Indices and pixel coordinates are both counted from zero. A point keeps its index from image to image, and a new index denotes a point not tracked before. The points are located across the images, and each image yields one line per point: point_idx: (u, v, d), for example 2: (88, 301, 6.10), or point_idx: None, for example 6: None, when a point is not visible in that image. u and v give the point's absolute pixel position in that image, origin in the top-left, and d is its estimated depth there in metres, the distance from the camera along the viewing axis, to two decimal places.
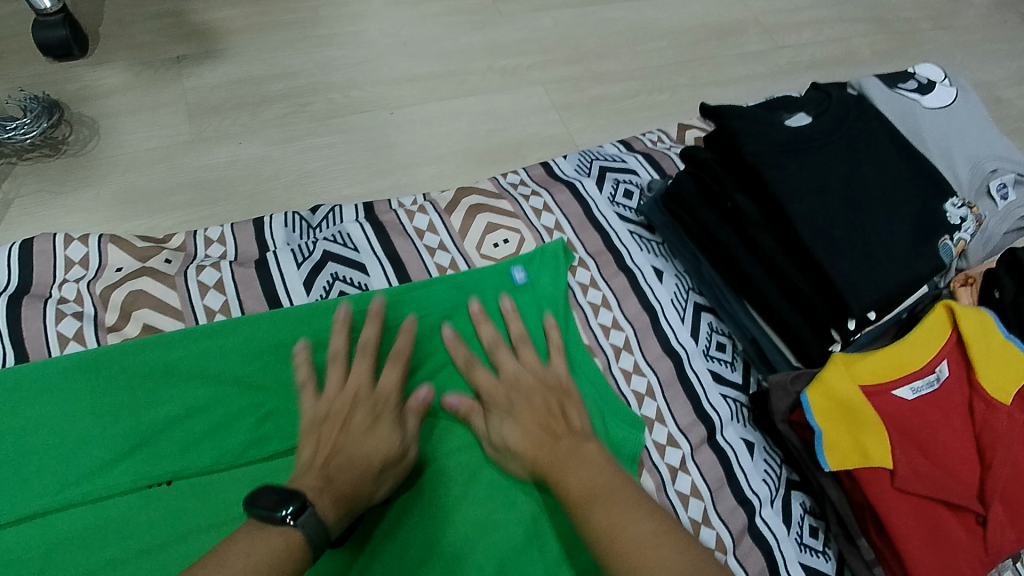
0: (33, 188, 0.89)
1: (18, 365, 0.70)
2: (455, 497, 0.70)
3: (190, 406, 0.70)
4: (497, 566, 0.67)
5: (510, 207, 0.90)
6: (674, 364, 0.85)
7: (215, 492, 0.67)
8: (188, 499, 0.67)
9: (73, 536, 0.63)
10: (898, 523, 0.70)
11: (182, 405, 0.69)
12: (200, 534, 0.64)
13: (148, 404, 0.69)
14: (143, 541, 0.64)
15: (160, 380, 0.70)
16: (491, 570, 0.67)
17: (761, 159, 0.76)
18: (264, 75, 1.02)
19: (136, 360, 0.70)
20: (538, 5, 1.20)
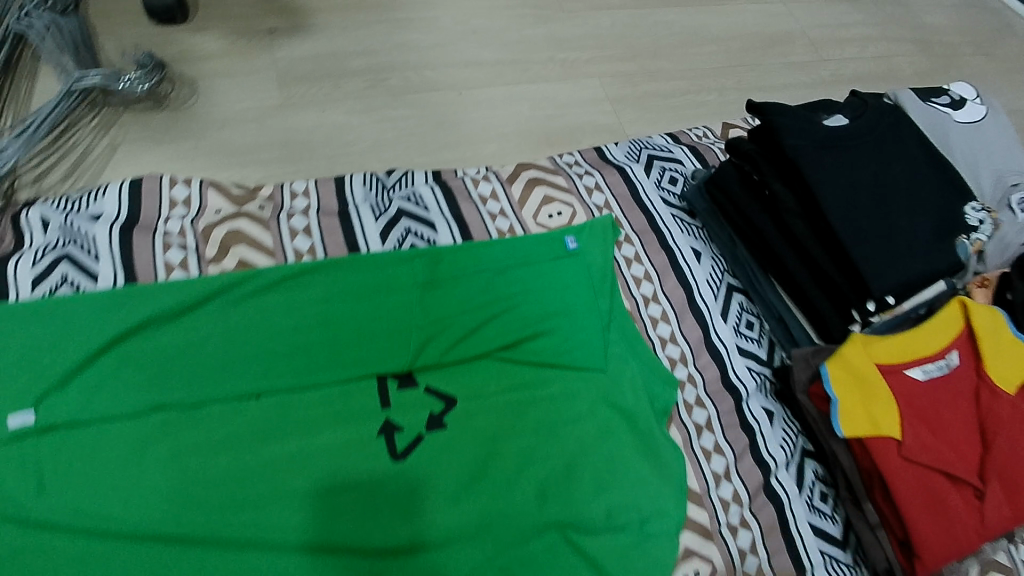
0: (138, 136, 0.99)
1: (132, 288, 0.80)
2: (503, 430, 0.79)
3: (279, 329, 0.79)
4: (538, 491, 0.76)
5: (565, 183, 0.99)
6: (703, 334, 0.93)
7: (293, 407, 0.77)
8: (271, 410, 0.77)
9: (171, 433, 0.75)
10: (902, 488, 0.77)
11: (270, 329, 0.79)
12: (280, 441, 0.75)
13: (242, 328, 0.79)
14: (231, 442, 0.75)
15: (253, 306, 0.80)
16: (533, 494, 0.76)
17: (800, 152, 0.84)
18: (347, 51, 1.12)
19: (234, 289, 0.81)
20: (598, 5, 1.29)
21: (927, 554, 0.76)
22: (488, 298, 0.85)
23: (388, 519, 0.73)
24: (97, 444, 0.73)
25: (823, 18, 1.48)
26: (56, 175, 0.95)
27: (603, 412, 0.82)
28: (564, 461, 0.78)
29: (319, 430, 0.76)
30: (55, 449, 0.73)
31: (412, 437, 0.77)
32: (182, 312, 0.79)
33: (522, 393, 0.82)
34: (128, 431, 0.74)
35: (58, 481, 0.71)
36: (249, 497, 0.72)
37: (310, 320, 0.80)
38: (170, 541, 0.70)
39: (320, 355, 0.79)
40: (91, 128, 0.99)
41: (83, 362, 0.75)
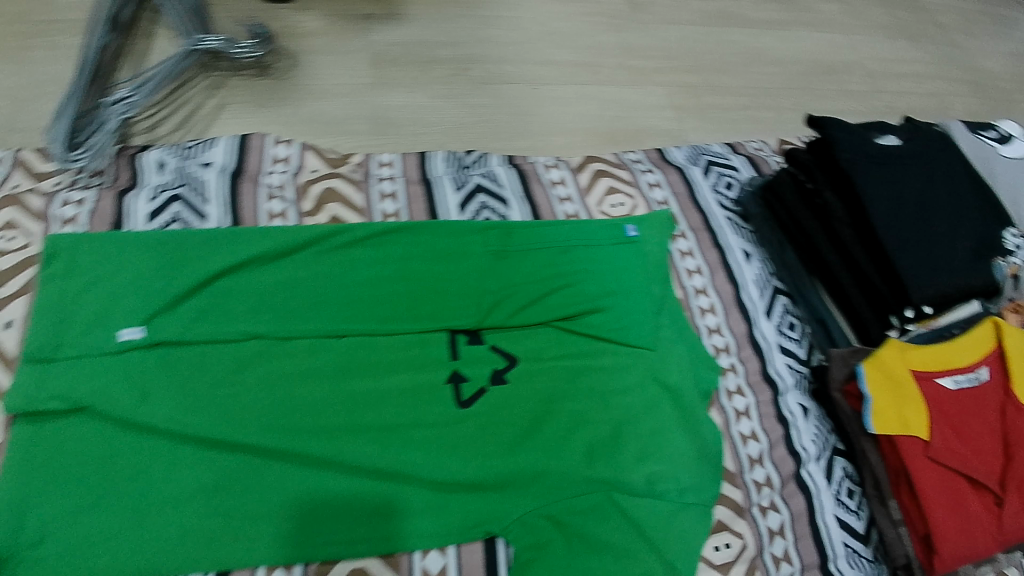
0: (243, 100, 1.09)
1: (236, 229, 0.90)
2: (557, 392, 0.87)
3: (365, 280, 0.88)
4: (587, 450, 0.83)
5: (628, 177, 1.07)
6: (747, 328, 0.99)
7: (372, 350, 0.85)
8: (352, 351, 0.85)
9: (260, 361, 0.83)
10: (927, 485, 0.82)
11: (357, 278, 0.88)
12: (359, 379, 0.84)
13: (332, 274, 0.87)
14: (314, 376, 0.83)
15: (343, 256, 0.89)
16: (582, 452, 0.83)
17: (854, 165, 0.90)
18: (435, 41, 1.21)
19: (327, 239, 0.89)
20: (668, 19, 1.37)
21: (948, 552, 0.79)
22: (553, 271, 0.92)
23: (449, 459, 0.80)
24: (196, 363, 0.82)
25: (882, 51, 1.54)
26: (168, 126, 1.05)
27: (649, 387, 0.89)
28: (610, 428, 0.85)
29: (396, 374, 0.85)
30: (159, 363, 0.81)
31: (475, 389, 0.85)
32: (281, 256, 0.87)
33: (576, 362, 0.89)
34: (224, 354, 0.83)
35: (160, 390, 0.79)
36: (328, 425, 0.80)
37: (393, 275, 0.88)
38: (258, 455, 0.79)
39: (399, 306, 0.87)
40: (201, 88, 1.09)
41: (189, 290, 0.83)
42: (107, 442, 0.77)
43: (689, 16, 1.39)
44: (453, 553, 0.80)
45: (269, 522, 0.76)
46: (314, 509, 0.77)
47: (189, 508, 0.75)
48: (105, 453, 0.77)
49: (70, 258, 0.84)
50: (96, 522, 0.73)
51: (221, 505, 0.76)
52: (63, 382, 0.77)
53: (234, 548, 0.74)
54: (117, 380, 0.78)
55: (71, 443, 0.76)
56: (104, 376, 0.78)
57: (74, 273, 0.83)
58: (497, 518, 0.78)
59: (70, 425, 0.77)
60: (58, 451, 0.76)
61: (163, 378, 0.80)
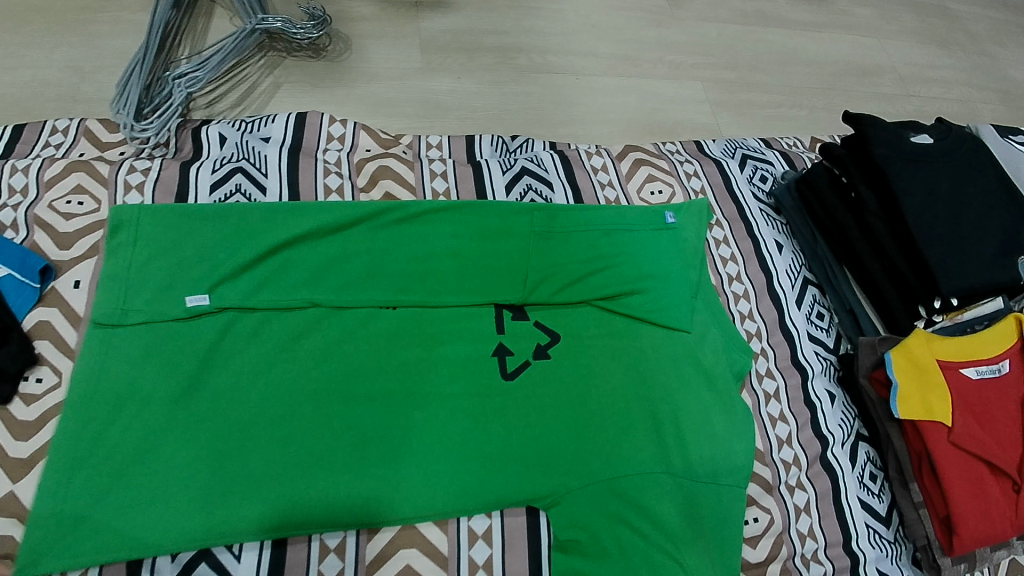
0: (298, 79, 1.13)
1: (295, 203, 0.92)
2: (596, 368, 0.90)
3: (417, 254, 0.91)
4: (625, 423, 0.87)
5: (667, 166, 1.10)
6: (778, 315, 1.03)
7: (423, 322, 0.90)
8: (404, 322, 0.89)
9: (315, 329, 0.86)
10: (949, 469, 0.86)
11: (409, 251, 0.91)
12: (410, 349, 0.88)
13: (385, 247, 0.91)
14: (367, 344, 0.87)
15: (394, 232, 0.92)
16: (620, 425, 0.87)
17: (889, 161, 0.94)
18: (481, 29, 1.25)
19: (379, 215, 0.92)
20: (707, 17, 1.41)
21: (966, 534, 0.84)
22: (594, 253, 0.95)
23: (496, 428, 0.84)
24: (258, 329, 0.85)
25: (914, 57, 1.57)
26: (227, 103, 1.09)
27: (686, 368, 0.92)
28: (648, 405, 0.88)
29: (445, 346, 0.89)
30: (221, 330, 0.83)
31: (520, 362, 0.89)
32: (336, 229, 0.90)
33: (615, 340, 0.93)
34: (284, 322, 0.86)
35: (225, 356, 0.83)
36: (382, 391, 0.84)
37: (442, 250, 0.92)
38: (309, 418, 0.81)
39: (448, 280, 0.91)
40: (259, 67, 1.13)
41: (251, 260, 0.86)
42: (166, 400, 0.78)
43: (726, 15, 1.43)
44: (496, 516, 0.84)
45: (324, 484, 0.78)
46: (368, 474, 0.79)
47: (247, 469, 0.76)
48: (162, 412, 0.78)
49: (134, 227, 0.85)
50: (156, 481, 0.74)
51: (278, 466, 0.78)
52: (133, 347, 0.80)
53: (291, 507, 0.76)
54: (185, 346, 0.82)
55: (131, 404, 0.78)
56: (172, 343, 0.81)
57: (138, 241, 0.85)
58: (536, 493, 0.81)
59: (128, 385, 0.79)
60: (117, 411, 0.77)
61: (226, 344, 0.83)
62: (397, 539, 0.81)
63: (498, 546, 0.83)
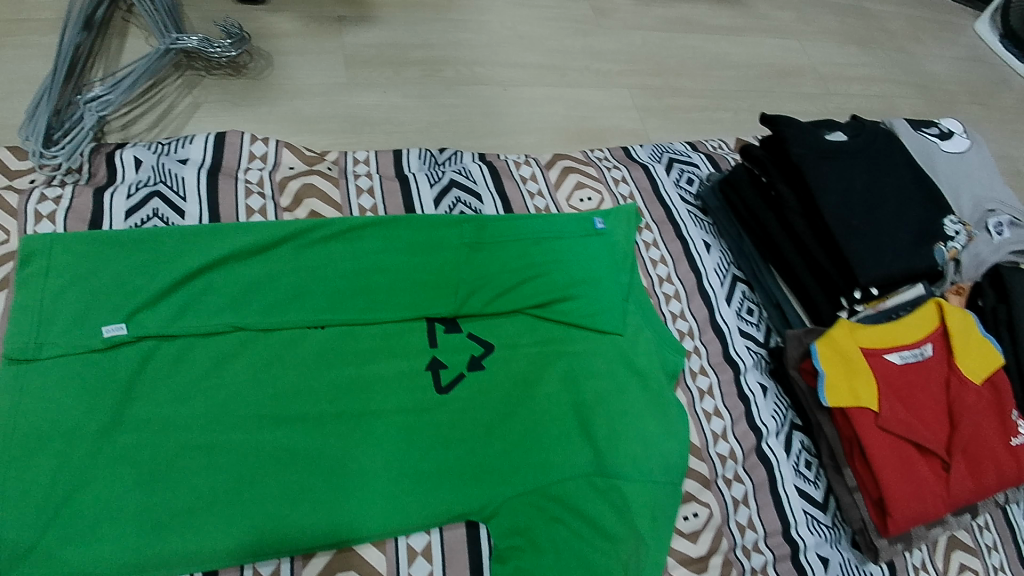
0: (218, 98, 1.11)
1: (216, 225, 0.90)
2: (532, 374, 0.91)
3: (343, 271, 0.90)
4: (561, 430, 0.87)
5: (595, 173, 1.11)
6: (709, 312, 1.05)
7: (352, 341, 0.88)
8: (334, 342, 0.87)
9: (239, 354, 0.84)
10: (878, 452, 0.88)
11: (335, 268, 0.90)
12: (339, 369, 0.86)
13: (310, 266, 0.89)
14: (296, 366, 0.85)
15: (320, 250, 0.90)
16: (557, 430, 0.87)
17: (805, 159, 0.97)
18: (408, 43, 1.25)
19: (304, 234, 0.90)
20: (631, 25, 1.43)
21: (899, 514, 0.86)
22: (526, 260, 0.96)
23: (434, 443, 0.84)
24: (182, 355, 0.82)
25: (833, 56, 1.63)
26: (143, 124, 1.06)
27: (622, 371, 0.93)
28: (586, 409, 0.89)
29: (377, 364, 0.87)
30: (141, 360, 0.81)
31: (453, 374, 0.89)
32: (258, 251, 0.88)
33: (548, 348, 0.94)
34: (208, 348, 0.84)
35: (148, 386, 0.80)
36: (312, 412, 0.82)
37: (369, 267, 0.91)
38: (237, 446, 0.78)
39: (378, 295, 0.90)
40: (176, 87, 1.10)
41: (169, 286, 0.83)
42: (84, 437, 0.75)
43: (650, 22, 1.46)
44: (436, 531, 0.83)
45: (256, 513, 0.75)
46: (303, 499, 0.77)
47: (174, 503, 0.74)
48: (81, 449, 0.75)
49: (44, 257, 0.82)
50: (78, 522, 0.71)
51: (207, 497, 0.75)
52: (47, 381, 0.77)
53: (221, 537, 0.73)
54: (102, 377, 0.78)
55: (47, 443, 0.74)
56: (87, 375, 0.78)
57: (50, 271, 0.82)
58: (476, 507, 0.81)
59: (42, 421, 0.75)
60: (31, 450, 0.73)
61: (146, 374, 0.80)
62: (332, 564, 0.79)
63: (439, 563, 0.81)
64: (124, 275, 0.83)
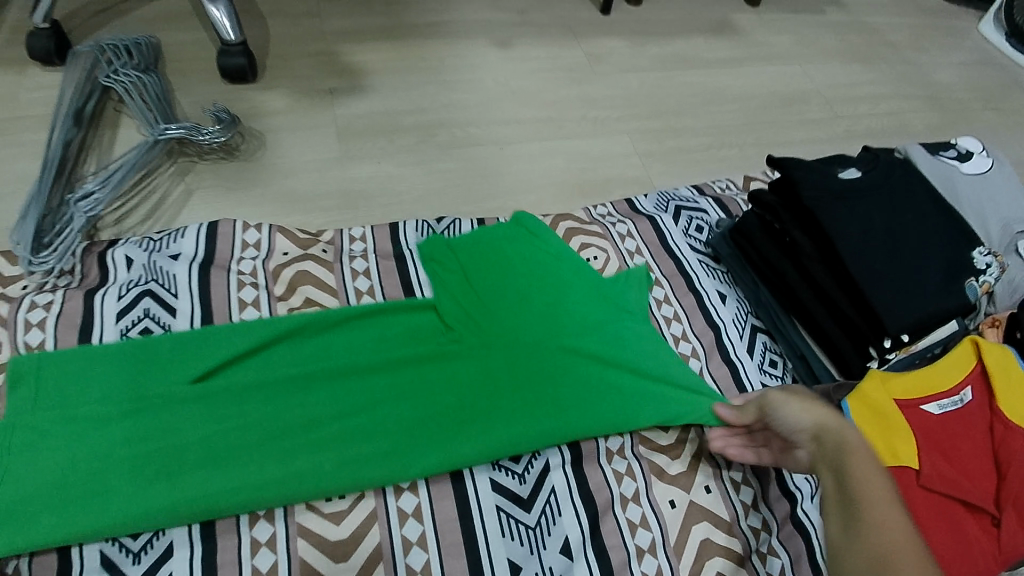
0: (211, 183, 1.10)
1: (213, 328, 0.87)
2: (567, 418, 0.84)
3: (346, 352, 0.87)
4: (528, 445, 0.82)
5: (599, 230, 1.07)
6: (730, 372, 0.97)
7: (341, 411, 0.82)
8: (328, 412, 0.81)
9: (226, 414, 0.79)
10: (920, 515, 0.81)
11: (335, 351, 0.87)
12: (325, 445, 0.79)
13: (313, 350, 0.87)
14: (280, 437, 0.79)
15: (319, 343, 0.87)
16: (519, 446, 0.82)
17: (817, 204, 0.92)
18: (399, 109, 1.23)
19: (309, 327, 0.87)
20: (626, 68, 1.41)
21: None
22: (534, 285, 0.94)
23: (373, 429, 0.81)
24: (205, 409, 0.79)
25: (838, 77, 1.58)
26: (136, 217, 1.05)
27: (645, 391, 0.88)
28: (562, 410, 0.85)
29: (358, 445, 0.79)
30: (164, 421, 0.77)
31: (485, 411, 0.84)
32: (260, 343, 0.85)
33: (562, 344, 0.90)
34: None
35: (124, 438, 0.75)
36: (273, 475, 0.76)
37: (370, 348, 0.88)
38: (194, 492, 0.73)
39: (388, 346, 0.88)
40: (169, 175, 1.10)
41: (166, 358, 0.82)
42: (48, 482, 0.72)
43: (645, 63, 1.44)
44: None
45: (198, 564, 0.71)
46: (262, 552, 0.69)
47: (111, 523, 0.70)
48: (40, 488, 0.71)
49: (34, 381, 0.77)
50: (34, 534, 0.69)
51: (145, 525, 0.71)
52: (62, 450, 0.74)
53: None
54: (120, 440, 0.75)
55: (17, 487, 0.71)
56: (76, 424, 0.75)
57: (39, 395, 0.77)
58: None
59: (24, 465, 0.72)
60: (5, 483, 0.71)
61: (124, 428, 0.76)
62: None
63: None
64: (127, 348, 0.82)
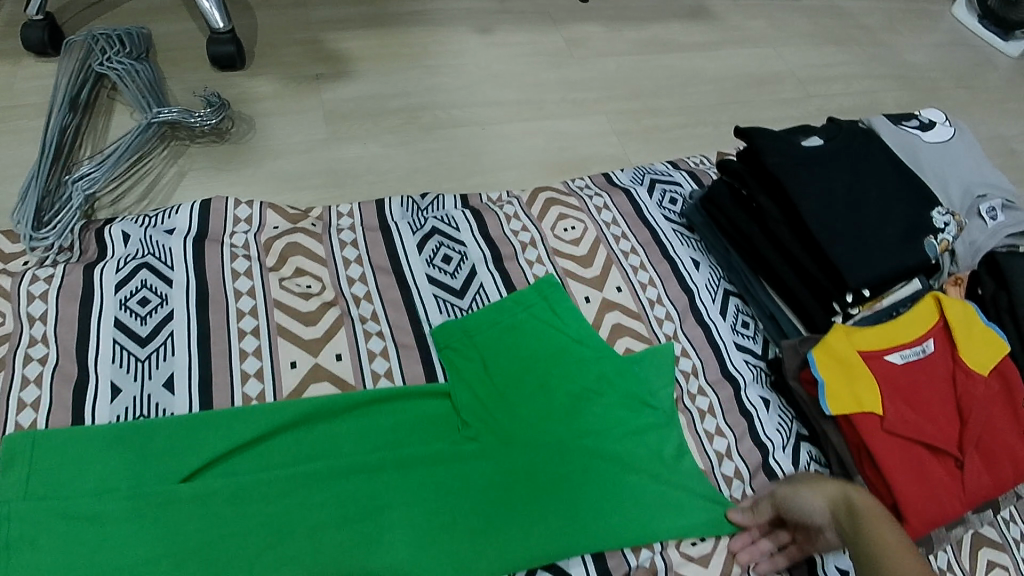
0: (203, 164, 1.14)
1: (221, 411, 0.84)
2: (577, 536, 0.81)
3: (354, 444, 0.85)
4: (534, 557, 0.80)
5: (577, 203, 1.12)
6: (704, 332, 1.03)
7: (348, 506, 0.79)
8: (334, 506, 0.79)
9: (229, 511, 0.77)
10: (886, 458, 0.85)
11: (342, 442, 0.85)
12: (331, 548, 0.77)
13: (320, 441, 0.84)
14: (283, 535, 0.77)
15: (327, 432, 0.85)
16: (526, 554, 0.80)
17: (781, 169, 0.97)
18: (385, 93, 1.28)
19: (318, 414, 0.85)
20: (604, 52, 1.46)
21: (916, 517, 0.83)
22: (556, 376, 0.92)
23: (378, 538, 0.78)
24: (206, 505, 0.77)
25: (811, 59, 1.63)
26: (132, 198, 1.09)
27: (660, 486, 0.87)
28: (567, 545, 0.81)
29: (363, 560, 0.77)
30: (162, 518, 0.75)
31: (490, 543, 0.80)
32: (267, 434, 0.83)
33: (578, 442, 0.87)
34: (215, 405, 0.86)
35: (124, 531, 0.74)
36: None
37: (377, 436, 0.86)
38: None
39: (397, 432, 0.86)
40: (162, 158, 1.14)
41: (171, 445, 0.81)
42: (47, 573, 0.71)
43: (623, 47, 1.49)
44: None
45: None
46: None
47: None
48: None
49: (26, 462, 0.77)
50: None
51: None
52: (61, 538, 0.73)
53: None
54: (120, 534, 0.74)
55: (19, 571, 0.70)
56: (80, 509, 0.74)
57: (31, 476, 0.76)
58: None
59: (27, 550, 0.71)
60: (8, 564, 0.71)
61: (124, 518, 0.74)
62: None
63: None
64: (130, 433, 0.81)
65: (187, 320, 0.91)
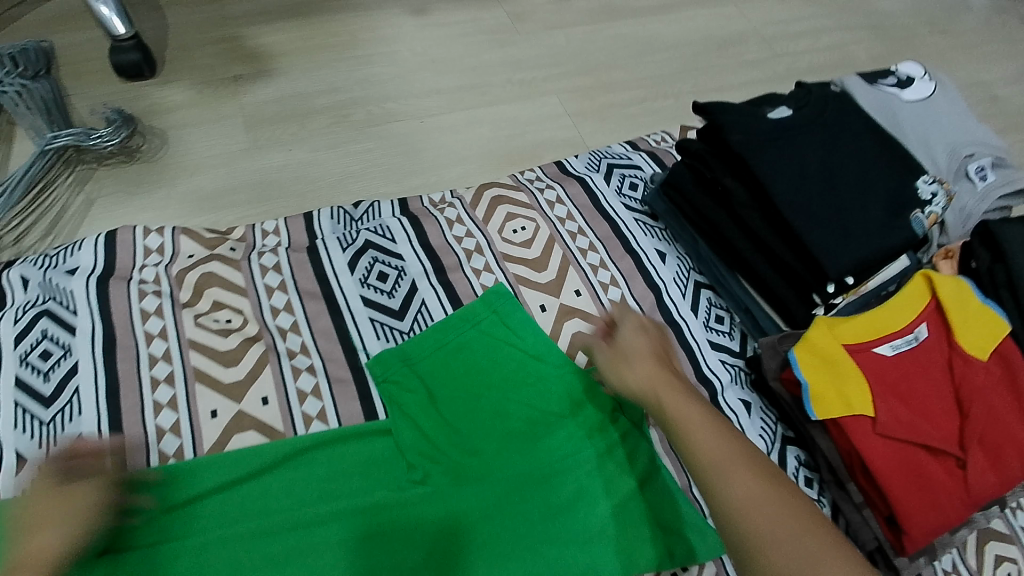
0: (113, 189, 1.03)
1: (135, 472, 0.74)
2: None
3: (286, 499, 0.75)
4: None
5: (526, 199, 1.02)
6: (675, 333, 0.93)
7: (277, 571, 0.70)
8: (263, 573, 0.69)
9: None
10: (880, 464, 0.75)
11: (273, 497, 0.75)
12: None
13: (248, 497, 0.74)
14: None
15: (256, 488, 0.75)
16: None
17: (746, 147, 0.86)
18: (311, 91, 1.16)
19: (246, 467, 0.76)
20: (551, 25, 1.34)
21: (915, 528, 0.74)
22: (513, 401, 0.83)
23: None
24: None
25: (776, 14, 1.51)
26: (36, 233, 0.98)
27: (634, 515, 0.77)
28: None
29: None
30: None
31: None
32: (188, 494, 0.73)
33: (542, 473, 0.78)
34: (128, 468, 0.76)
35: None
36: None
37: (314, 487, 0.76)
38: None
39: (335, 480, 0.77)
40: (68, 185, 1.02)
41: None
42: None
43: (572, 18, 1.37)
44: None
45: None
46: None
47: None
48: None
49: None
50: None
51: None
52: None
53: None
54: None
55: None
56: None
57: None
58: None
59: None
60: None
61: None
62: None
63: None
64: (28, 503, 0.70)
65: (93, 371, 0.81)
